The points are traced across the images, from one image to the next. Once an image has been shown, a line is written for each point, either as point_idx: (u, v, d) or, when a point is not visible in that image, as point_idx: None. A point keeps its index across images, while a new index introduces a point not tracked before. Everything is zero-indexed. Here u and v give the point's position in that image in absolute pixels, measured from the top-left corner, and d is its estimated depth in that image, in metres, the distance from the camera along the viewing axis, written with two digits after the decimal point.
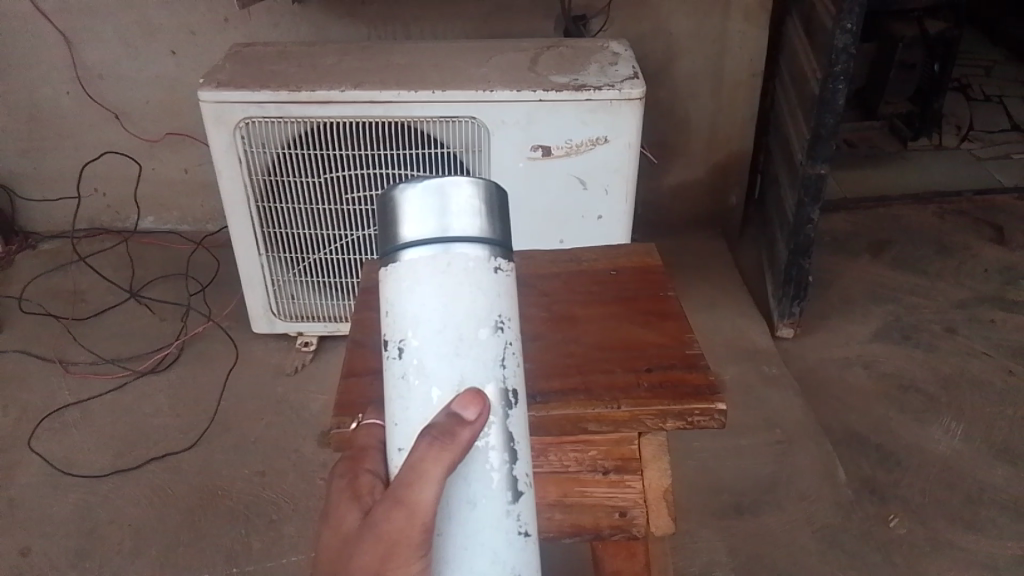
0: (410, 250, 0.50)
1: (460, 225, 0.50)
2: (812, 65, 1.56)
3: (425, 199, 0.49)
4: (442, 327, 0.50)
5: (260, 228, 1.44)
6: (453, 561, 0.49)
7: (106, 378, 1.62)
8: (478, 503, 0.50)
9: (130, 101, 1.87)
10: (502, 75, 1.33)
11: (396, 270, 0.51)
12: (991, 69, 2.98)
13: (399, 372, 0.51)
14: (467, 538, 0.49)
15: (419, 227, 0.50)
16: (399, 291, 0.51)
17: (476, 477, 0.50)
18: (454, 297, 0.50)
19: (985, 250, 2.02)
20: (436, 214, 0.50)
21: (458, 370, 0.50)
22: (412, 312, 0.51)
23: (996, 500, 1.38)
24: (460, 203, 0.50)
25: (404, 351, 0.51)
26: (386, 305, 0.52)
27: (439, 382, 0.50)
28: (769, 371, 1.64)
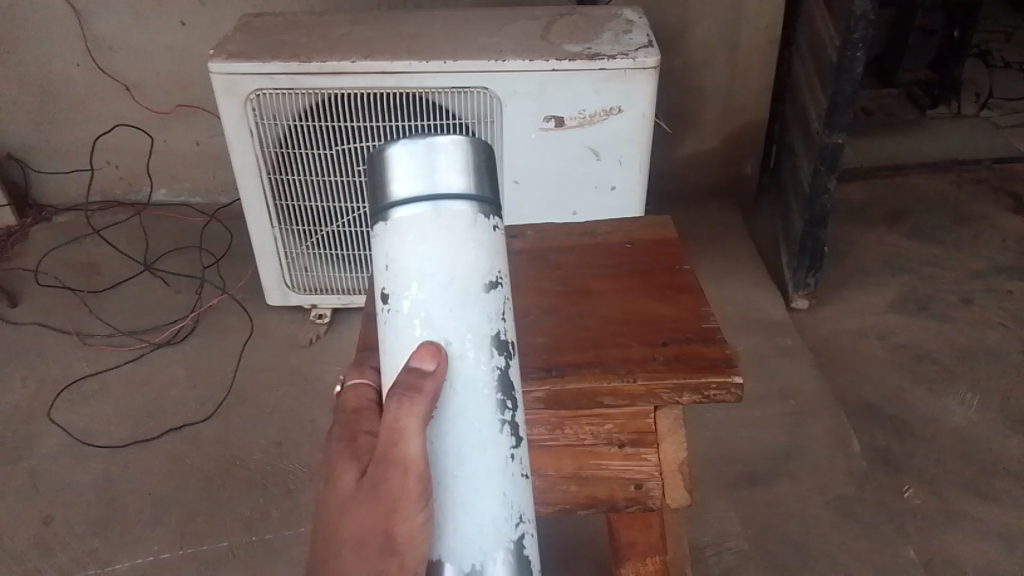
0: (402, 209, 0.51)
1: (451, 182, 0.51)
2: (830, 32, 1.54)
3: (414, 159, 0.50)
4: (439, 281, 0.51)
5: (272, 200, 1.44)
6: (460, 513, 0.50)
7: (123, 350, 1.63)
8: (484, 453, 0.51)
9: (141, 73, 1.86)
10: (514, 44, 1.32)
11: (389, 231, 0.52)
12: (1011, 35, 2.92)
13: (399, 328, 0.52)
14: (470, 489, 0.50)
15: (411, 186, 0.50)
16: (393, 250, 0.52)
17: (481, 428, 0.51)
18: (450, 255, 0.51)
19: (1003, 220, 1.99)
20: (426, 172, 0.50)
21: (457, 323, 0.52)
22: (408, 269, 0.51)
23: (1011, 471, 1.38)
24: (448, 160, 0.50)
25: (402, 308, 0.52)
26: (379, 263, 0.53)
27: (440, 337, 0.51)
28: (783, 341, 1.64)
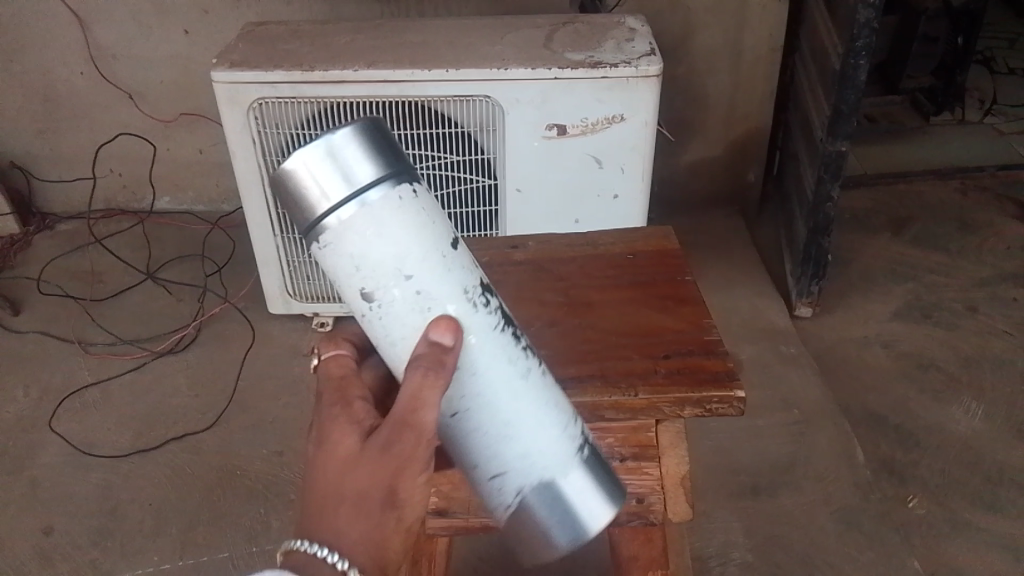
0: (348, 206, 0.49)
1: (375, 166, 0.49)
2: (834, 40, 1.53)
3: (331, 156, 0.48)
4: (411, 260, 0.51)
5: (275, 209, 1.44)
6: (515, 436, 0.56)
7: (125, 359, 1.63)
8: (511, 383, 0.56)
9: (145, 82, 1.86)
10: (517, 53, 1.32)
11: (343, 236, 0.50)
12: (1015, 41, 2.92)
13: (391, 315, 0.53)
14: (513, 413, 0.56)
15: (342, 181, 0.49)
16: (357, 250, 0.50)
17: (501, 365, 0.56)
18: (411, 231, 0.51)
19: (1008, 227, 1.98)
20: (350, 163, 0.48)
21: (447, 284, 0.53)
22: (385, 259, 0.51)
23: (1017, 480, 1.37)
24: (361, 146, 0.49)
25: (395, 294, 0.52)
26: (346, 271, 0.51)
27: (439, 306, 0.53)
28: (786, 350, 1.63)
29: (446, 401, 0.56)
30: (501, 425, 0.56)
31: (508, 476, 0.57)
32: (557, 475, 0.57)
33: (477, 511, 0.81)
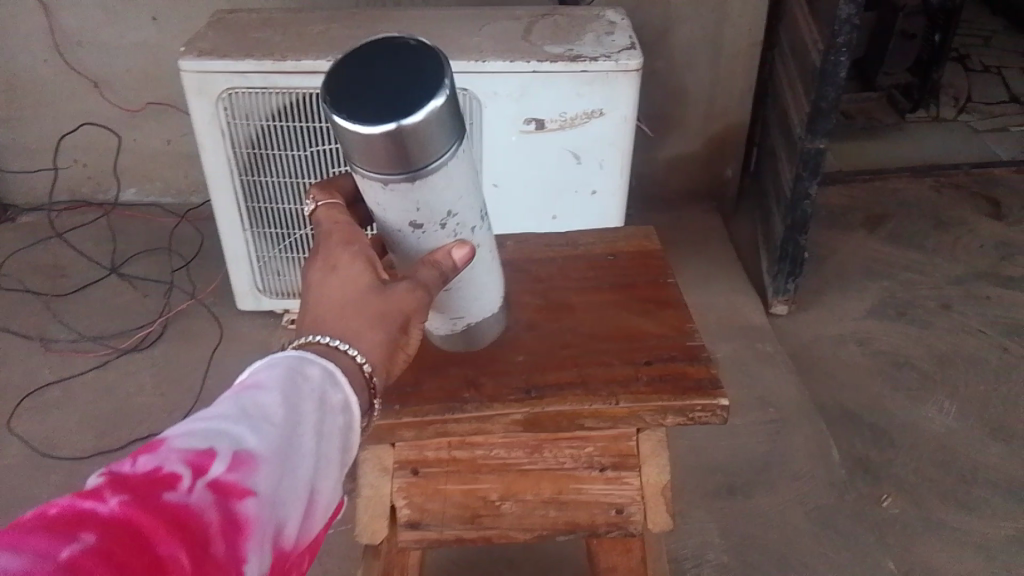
0: (427, 169, 0.54)
1: (448, 132, 0.54)
2: (814, 36, 1.52)
3: (418, 130, 0.51)
4: (453, 200, 0.59)
5: (244, 203, 1.40)
6: (470, 300, 0.66)
7: (88, 356, 1.58)
8: (484, 268, 0.65)
9: (111, 70, 1.80)
10: (495, 45, 1.29)
11: (417, 189, 0.56)
12: (990, 39, 2.93)
13: (423, 234, 0.61)
14: (478, 285, 0.65)
15: (423, 152, 0.53)
16: (427, 197, 0.57)
17: (485, 256, 0.65)
18: (457, 177, 0.58)
19: (981, 225, 1.99)
20: (433, 136, 0.52)
21: (471, 210, 0.62)
22: (444, 201, 0.58)
23: (991, 479, 1.37)
24: (440, 118, 0.52)
25: (439, 224, 0.60)
26: (404, 206, 0.58)
27: (462, 227, 0.62)
28: (763, 348, 1.62)
29: None
30: (474, 289, 0.65)
31: (465, 318, 0.68)
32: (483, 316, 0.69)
33: (451, 523, 0.78)
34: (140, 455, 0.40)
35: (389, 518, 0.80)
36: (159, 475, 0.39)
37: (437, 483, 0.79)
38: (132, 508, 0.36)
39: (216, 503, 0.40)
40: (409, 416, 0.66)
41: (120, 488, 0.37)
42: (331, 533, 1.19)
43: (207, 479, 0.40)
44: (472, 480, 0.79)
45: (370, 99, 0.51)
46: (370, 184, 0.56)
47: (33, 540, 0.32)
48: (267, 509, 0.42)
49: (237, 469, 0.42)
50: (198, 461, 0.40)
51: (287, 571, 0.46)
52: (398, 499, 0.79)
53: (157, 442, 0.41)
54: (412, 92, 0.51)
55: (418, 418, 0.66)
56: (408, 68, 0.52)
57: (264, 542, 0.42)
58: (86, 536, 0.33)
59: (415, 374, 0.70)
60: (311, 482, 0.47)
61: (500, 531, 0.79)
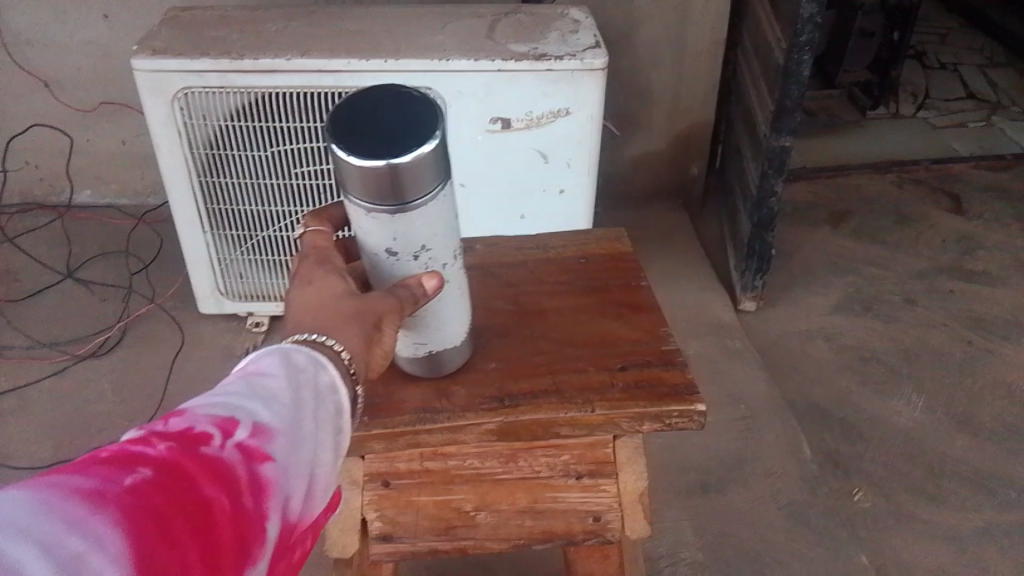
0: (411, 203, 0.55)
1: (436, 174, 0.55)
2: (777, 34, 1.52)
3: (409, 169, 0.53)
4: (431, 235, 0.59)
5: (204, 205, 1.37)
6: (435, 327, 0.64)
7: (44, 364, 1.53)
8: (449, 301, 0.63)
9: (62, 69, 1.75)
10: (459, 43, 1.27)
11: (397, 220, 0.56)
12: (946, 36, 2.99)
13: (396, 264, 0.60)
14: (442, 314, 0.63)
15: (409, 189, 0.54)
16: (404, 228, 0.57)
17: (453, 291, 0.63)
18: (437, 214, 0.58)
19: (943, 220, 2.02)
20: (422, 176, 0.54)
21: (446, 247, 0.61)
22: (421, 234, 0.58)
23: (957, 472, 1.38)
24: (431, 161, 0.54)
25: (412, 256, 0.60)
26: (380, 234, 0.58)
27: (435, 262, 0.61)
28: (732, 345, 1.62)
29: None
30: (440, 319, 0.63)
31: (428, 345, 0.65)
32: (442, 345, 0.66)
33: (425, 536, 0.77)
34: (172, 417, 0.44)
35: (360, 531, 0.78)
36: (192, 433, 0.43)
37: (410, 495, 0.77)
38: (176, 455, 0.41)
39: (244, 462, 0.43)
40: (378, 429, 0.64)
41: (164, 438, 0.41)
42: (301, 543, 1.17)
43: (234, 441, 0.44)
44: (445, 491, 0.77)
45: (370, 135, 0.53)
46: (354, 209, 0.57)
47: (97, 471, 0.37)
48: (287, 473, 0.46)
49: (259, 436, 0.45)
50: (225, 425, 0.44)
51: (290, 550, 0.48)
52: (369, 512, 0.77)
53: (186, 408, 0.45)
54: (409, 136, 0.53)
55: (389, 430, 0.64)
56: (409, 113, 0.54)
57: (285, 502, 0.46)
58: (142, 470, 0.38)
59: (387, 386, 0.68)
60: (323, 457, 0.50)
61: (475, 542, 0.77)
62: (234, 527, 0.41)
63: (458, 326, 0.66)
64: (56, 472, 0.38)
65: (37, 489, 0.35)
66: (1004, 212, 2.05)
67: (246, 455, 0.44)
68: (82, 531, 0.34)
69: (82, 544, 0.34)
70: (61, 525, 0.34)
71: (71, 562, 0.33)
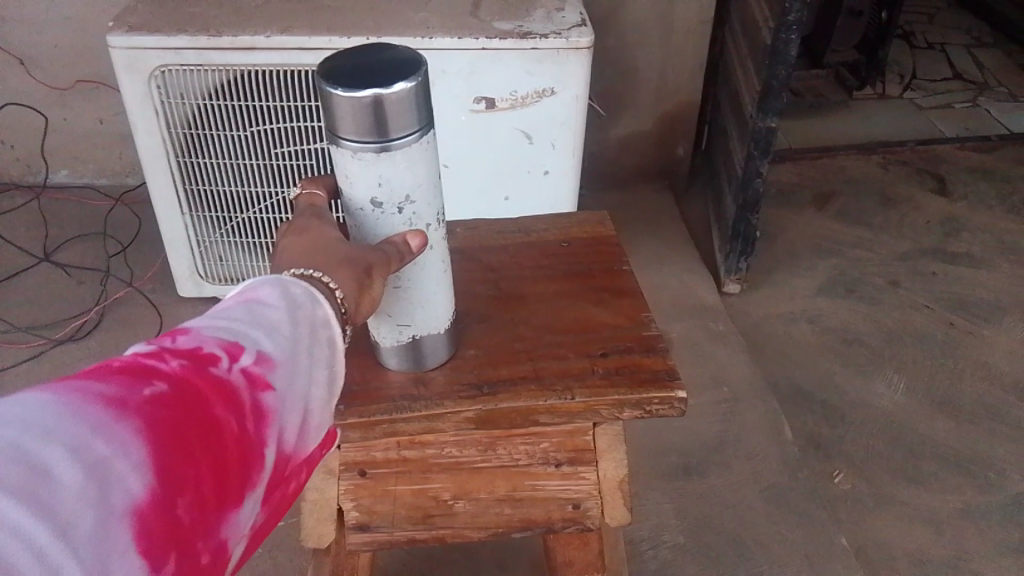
0: (395, 142, 0.53)
1: (420, 113, 0.53)
2: (765, 13, 1.50)
3: (394, 101, 0.50)
4: (415, 185, 0.57)
5: (182, 185, 1.34)
6: (415, 302, 0.62)
7: (21, 347, 1.51)
8: (431, 271, 0.61)
9: (35, 46, 1.71)
10: (442, 21, 1.24)
11: (382, 162, 0.54)
12: (933, 16, 2.97)
13: (380, 218, 0.58)
14: (424, 285, 0.61)
15: (391, 126, 0.52)
16: (389, 173, 0.55)
17: (436, 258, 0.61)
18: (422, 162, 0.56)
19: (927, 201, 2.02)
20: (406, 112, 0.52)
21: (429, 206, 0.59)
22: (405, 182, 0.56)
23: (939, 454, 1.39)
24: (415, 97, 0.52)
25: (397, 207, 0.57)
26: (365, 180, 0.55)
27: (418, 220, 0.59)
28: (716, 327, 1.62)
29: None
30: (422, 295, 0.62)
31: (411, 330, 0.64)
32: (428, 327, 0.64)
33: (403, 524, 0.76)
34: (179, 334, 0.43)
35: (337, 521, 0.78)
36: (200, 353, 0.42)
37: (386, 484, 0.76)
38: (188, 372, 0.40)
39: (249, 388, 0.43)
40: (353, 417, 0.63)
41: (174, 354, 0.41)
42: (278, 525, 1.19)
43: (240, 366, 0.43)
44: (422, 480, 0.76)
45: (355, 73, 0.51)
46: (338, 154, 0.55)
47: (114, 380, 0.37)
48: (285, 403, 0.46)
49: (264, 363, 0.45)
50: (232, 348, 0.43)
51: (286, 480, 0.48)
52: (346, 501, 0.76)
53: (192, 326, 0.44)
54: (394, 71, 0.51)
55: (365, 419, 0.63)
56: (393, 57, 0.53)
57: (282, 432, 0.45)
58: (158, 383, 0.38)
59: (362, 373, 0.67)
60: (316, 393, 0.49)
61: (453, 531, 0.76)
62: (239, 450, 0.41)
63: (442, 302, 0.64)
64: (70, 376, 0.37)
65: (60, 392, 0.35)
66: (988, 194, 2.05)
67: (251, 380, 0.43)
68: (106, 435, 0.35)
69: (107, 448, 0.34)
70: (86, 427, 0.34)
71: (97, 466, 0.34)
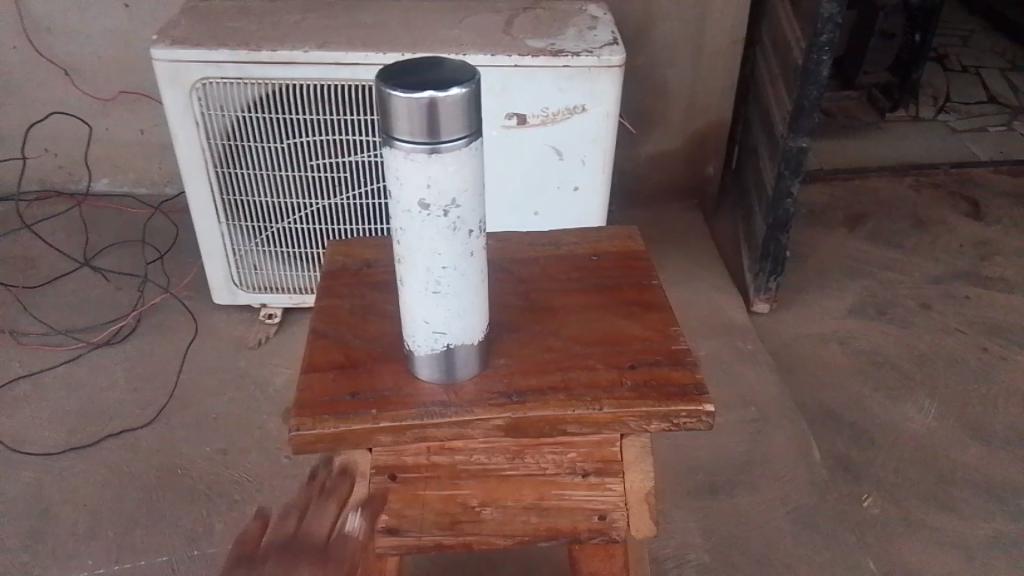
0: (446, 144, 0.54)
1: (472, 120, 0.55)
2: (796, 34, 1.51)
3: (449, 105, 0.53)
4: (463, 189, 0.57)
5: (220, 195, 1.37)
6: (451, 309, 0.63)
7: (60, 350, 1.54)
8: (468, 279, 0.62)
9: (81, 58, 1.77)
10: (476, 38, 1.27)
11: (432, 164, 0.55)
12: (968, 38, 2.95)
13: (425, 221, 0.58)
14: (460, 293, 0.62)
15: (445, 128, 0.54)
16: (438, 175, 0.55)
17: (474, 267, 0.62)
18: (470, 167, 0.57)
19: (960, 225, 2.00)
20: (459, 116, 0.54)
21: (474, 213, 0.59)
22: (453, 185, 0.56)
23: (970, 480, 1.37)
24: (469, 103, 0.54)
25: (443, 211, 0.57)
26: (414, 181, 0.56)
27: (462, 226, 0.59)
28: (744, 346, 1.61)
29: (426, 274, 0.61)
30: (459, 303, 0.63)
31: (446, 338, 0.64)
32: (461, 336, 0.65)
33: (430, 530, 0.76)
34: None
35: None
36: None
37: (417, 488, 0.77)
38: None
39: None
40: (385, 422, 0.64)
41: None
42: None
43: None
44: (452, 486, 0.77)
45: (414, 77, 0.54)
46: (391, 154, 0.56)
47: None
48: None
49: None
50: None
51: None
52: None
53: None
54: (449, 78, 0.54)
55: (396, 424, 0.64)
56: (449, 67, 0.56)
57: None
58: None
59: (395, 378, 0.68)
60: None
61: (481, 538, 0.77)
62: None
63: (476, 311, 0.64)
64: None
65: None
66: None
67: None
68: None
69: None
70: None
71: None
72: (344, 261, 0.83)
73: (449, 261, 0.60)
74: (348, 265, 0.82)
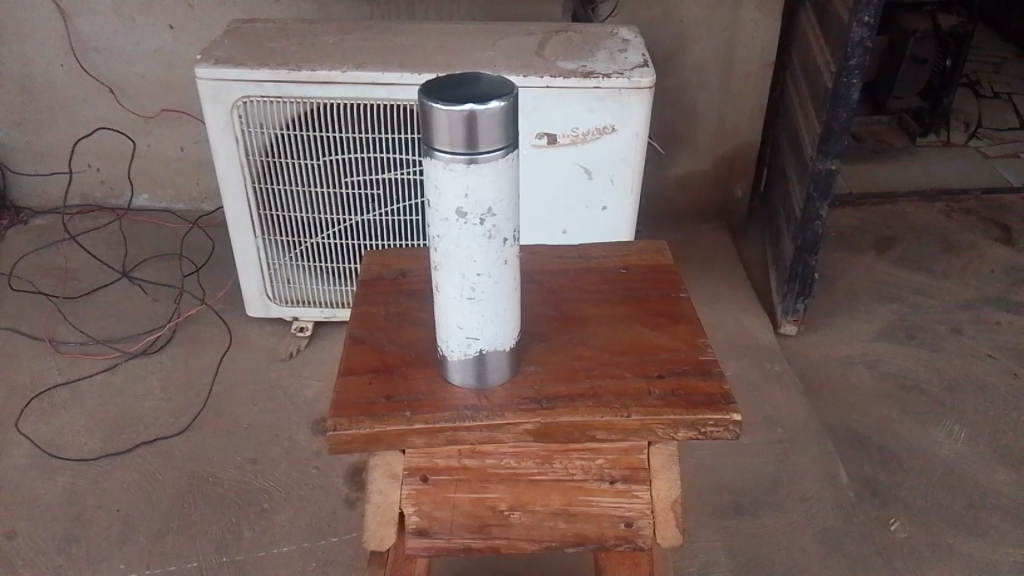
0: (483, 155, 0.57)
1: (509, 133, 0.57)
2: (826, 58, 1.53)
3: (487, 117, 0.55)
4: (498, 198, 0.59)
5: (256, 209, 1.40)
6: (483, 313, 0.64)
7: (98, 358, 1.58)
8: (501, 284, 0.63)
9: (127, 76, 1.83)
10: (508, 60, 1.30)
11: (470, 174, 0.57)
12: (1001, 65, 2.94)
13: (461, 229, 0.60)
14: (493, 297, 0.64)
15: (483, 140, 0.56)
16: (476, 184, 0.58)
17: (508, 273, 0.63)
18: (505, 178, 0.59)
19: (992, 250, 1.99)
20: (497, 129, 0.56)
21: (508, 220, 0.61)
22: (490, 194, 0.58)
23: (1000, 505, 1.36)
24: (506, 116, 0.56)
25: (479, 219, 0.59)
26: (453, 190, 0.58)
27: (497, 234, 0.61)
28: (771, 367, 1.61)
29: (462, 280, 0.63)
30: (492, 309, 0.64)
31: (479, 343, 0.66)
32: (493, 341, 0.66)
33: (460, 532, 0.78)
34: None
35: (398, 524, 0.82)
36: None
37: (446, 491, 0.78)
38: None
39: None
40: (420, 423, 0.66)
41: None
42: (333, 542, 1.22)
43: None
44: (481, 489, 0.79)
45: (454, 91, 0.56)
46: (430, 164, 0.58)
47: None
48: None
49: None
50: None
51: None
52: (407, 506, 0.78)
53: None
54: (488, 92, 0.56)
55: (430, 425, 0.66)
56: (487, 82, 0.58)
57: None
58: None
59: (429, 382, 0.70)
60: None
61: (508, 542, 0.78)
62: None
63: (508, 316, 0.66)
64: None
65: None
66: None
67: None
68: None
69: None
70: None
71: None
72: (380, 270, 0.85)
73: (483, 268, 0.62)
74: (384, 273, 0.84)
